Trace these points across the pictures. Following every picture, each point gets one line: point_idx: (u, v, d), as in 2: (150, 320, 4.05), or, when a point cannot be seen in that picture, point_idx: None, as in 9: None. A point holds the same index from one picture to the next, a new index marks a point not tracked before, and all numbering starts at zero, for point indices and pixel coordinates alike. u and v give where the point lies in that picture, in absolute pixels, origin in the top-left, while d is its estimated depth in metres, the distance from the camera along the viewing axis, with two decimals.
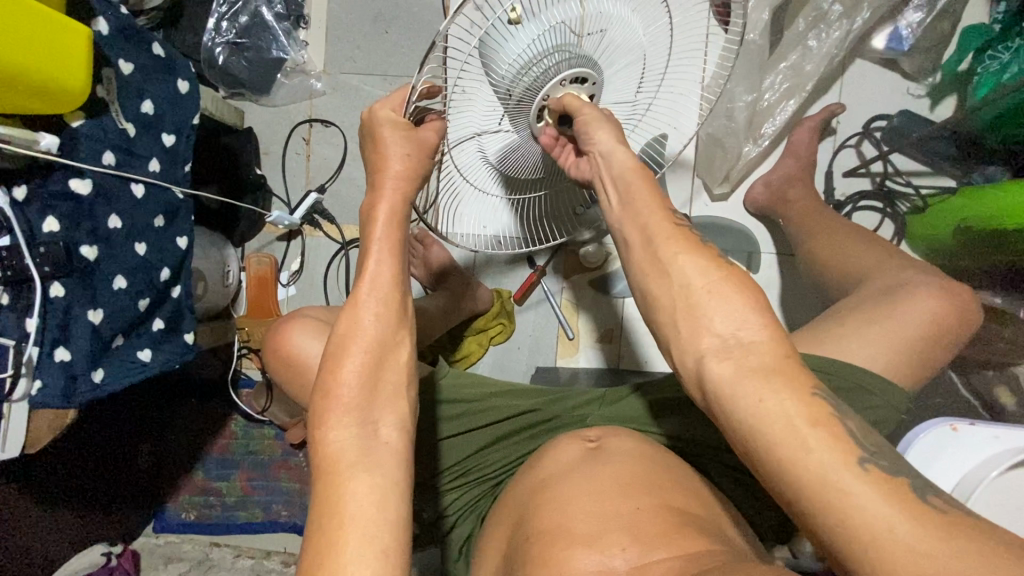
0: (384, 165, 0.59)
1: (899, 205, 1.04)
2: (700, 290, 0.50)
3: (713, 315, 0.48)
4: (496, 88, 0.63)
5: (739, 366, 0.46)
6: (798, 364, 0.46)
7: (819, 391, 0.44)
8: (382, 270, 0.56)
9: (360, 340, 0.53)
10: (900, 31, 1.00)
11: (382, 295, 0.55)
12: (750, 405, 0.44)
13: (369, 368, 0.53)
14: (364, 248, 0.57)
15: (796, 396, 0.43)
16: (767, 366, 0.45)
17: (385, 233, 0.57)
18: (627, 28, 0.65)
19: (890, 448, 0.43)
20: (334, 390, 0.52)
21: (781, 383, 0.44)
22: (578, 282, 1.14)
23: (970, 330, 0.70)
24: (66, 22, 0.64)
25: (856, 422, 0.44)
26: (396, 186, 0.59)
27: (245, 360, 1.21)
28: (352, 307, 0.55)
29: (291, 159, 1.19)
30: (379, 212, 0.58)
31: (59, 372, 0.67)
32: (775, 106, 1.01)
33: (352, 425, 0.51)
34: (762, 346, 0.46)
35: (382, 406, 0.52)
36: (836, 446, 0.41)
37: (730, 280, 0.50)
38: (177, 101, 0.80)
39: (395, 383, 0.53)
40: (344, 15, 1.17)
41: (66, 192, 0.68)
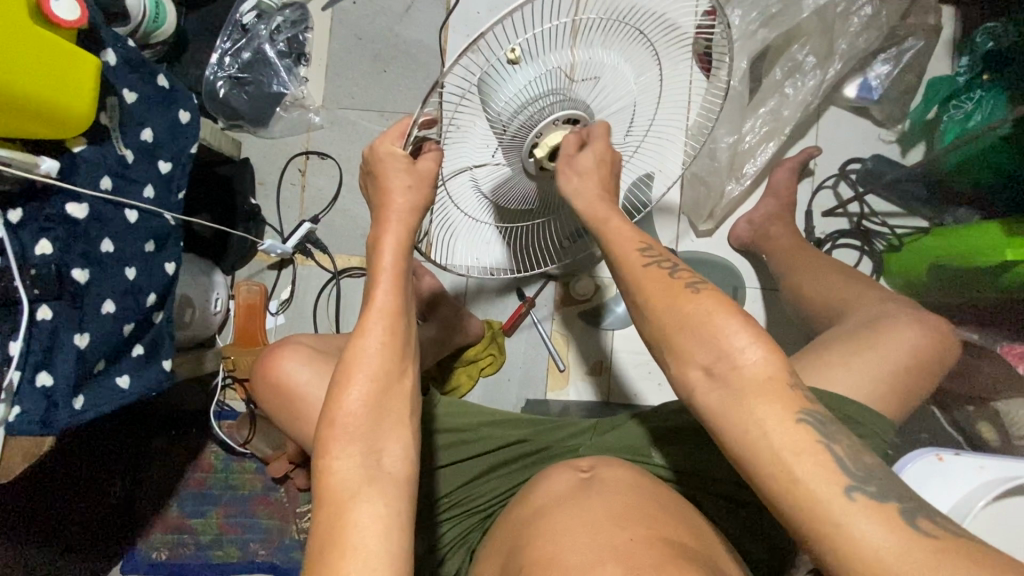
0: (389, 201, 0.61)
1: (876, 243, 1.09)
2: (692, 314, 0.51)
3: (700, 339, 0.49)
4: (492, 122, 0.65)
5: (720, 396, 0.47)
6: (790, 390, 0.46)
7: (807, 417, 0.45)
8: (388, 300, 0.56)
9: (365, 368, 0.53)
10: (869, 81, 1.07)
11: (388, 322, 0.55)
12: (737, 436, 0.45)
13: (375, 396, 0.52)
14: (371, 278, 0.58)
15: (782, 422, 0.44)
16: (751, 391, 0.46)
17: (393, 264, 0.58)
18: (620, 75, 0.68)
19: (879, 470, 0.43)
20: (340, 418, 0.51)
21: (765, 408, 0.45)
22: (568, 313, 1.16)
23: (948, 362, 0.72)
24: (76, 53, 0.66)
25: (842, 445, 0.44)
26: (398, 224, 0.61)
27: (228, 391, 1.18)
28: (359, 335, 0.54)
29: (286, 189, 1.20)
30: (386, 248, 0.59)
31: (40, 397, 0.66)
32: (756, 148, 1.05)
33: (356, 453, 0.50)
34: (749, 367, 0.47)
35: (386, 435, 0.52)
36: (824, 472, 0.42)
37: (719, 303, 0.51)
38: (176, 130, 0.81)
39: (399, 412, 0.53)
40: (344, 53, 1.21)
41: (63, 216, 0.68)
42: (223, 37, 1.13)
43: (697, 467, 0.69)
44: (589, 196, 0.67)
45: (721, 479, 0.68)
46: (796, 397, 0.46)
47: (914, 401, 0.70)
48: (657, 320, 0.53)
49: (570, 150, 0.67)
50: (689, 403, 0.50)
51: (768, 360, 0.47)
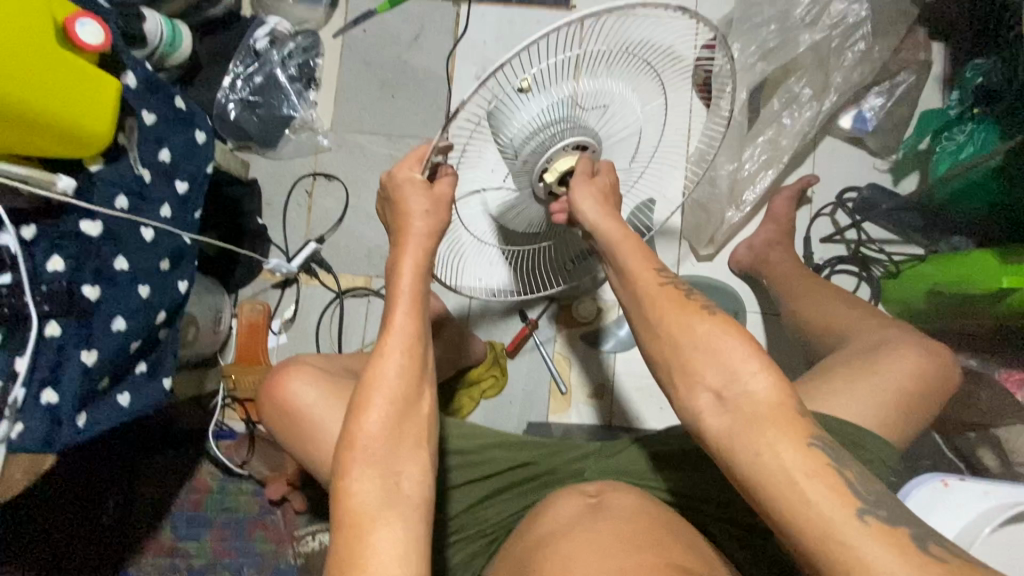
0: (408, 226, 0.62)
1: (873, 269, 1.10)
2: (702, 336, 0.52)
3: (713, 361, 0.50)
4: (503, 149, 0.67)
5: (732, 419, 0.47)
6: (797, 415, 0.47)
7: (817, 442, 0.45)
8: (407, 323, 0.57)
9: (385, 392, 0.54)
10: (864, 113, 1.11)
11: (406, 346, 0.56)
12: (749, 459, 0.45)
13: (394, 419, 0.54)
14: (389, 301, 0.59)
15: (794, 445, 0.45)
16: (763, 414, 0.47)
17: (411, 288, 0.60)
18: (627, 104, 0.70)
19: (888, 495, 0.44)
20: (359, 441, 0.52)
21: (777, 432, 0.45)
22: (571, 336, 1.16)
23: (950, 389, 0.73)
24: (98, 75, 0.67)
25: (852, 470, 0.44)
26: (416, 247, 0.62)
27: (228, 411, 1.16)
28: (378, 358, 0.56)
29: (293, 210, 1.22)
30: (405, 271, 0.60)
31: (43, 414, 0.66)
32: (755, 175, 1.08)
33: (375, 476, 0.51)
34: (759, 393, 0.48)
35: (404, 458, 0.53)
36: (837, 497, 0.42)
37: (728, 328, 0.52)
38: (193, 150, 0.83)
39: (417, 435, 0.54)
40: (354, 79, 1.24)
41: (76, 233, 0.69)
42: (236, 61, 1.15)
43: (702, 491, 0.69)
44: (594, 216, 0.67)
45: (727, 503, 0.68)
46: (805, 421, 0.47)
47: (917, 427, 0.71)
48: (669, 339, 0.54)
49: (582, 176, 0.69)
50: (697, 428, 0.50)
51: (776, 386, 0.48)
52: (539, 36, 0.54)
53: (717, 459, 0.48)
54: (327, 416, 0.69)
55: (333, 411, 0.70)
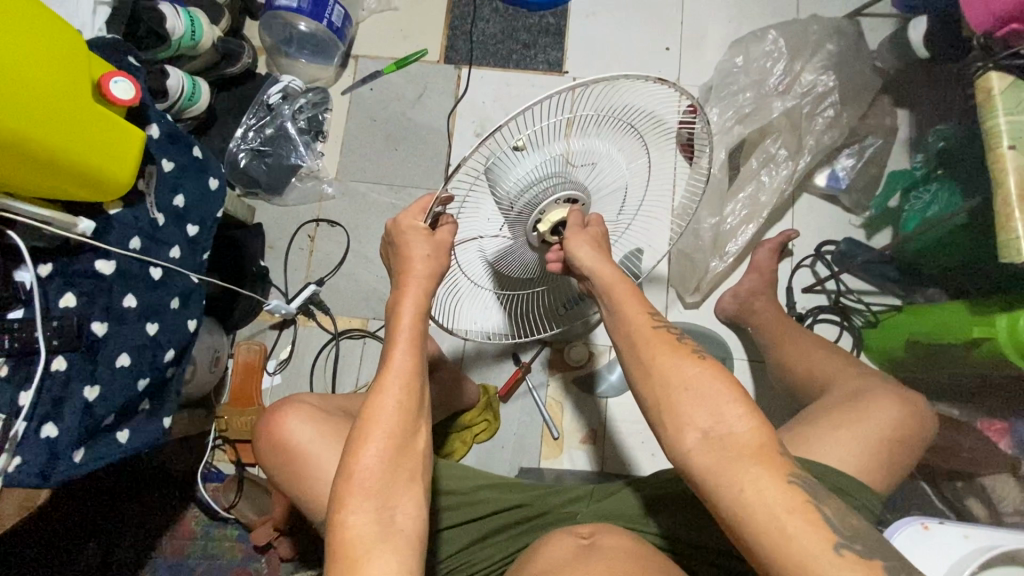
0: (410, 269, 0.65)
1: (854, 319, 1.14)
2: (692, 378, 0.55)
3: (699, 400, 0.53)
4: (500, 201, 0.72)
5: (717, 456, 0.50)
6: (776, 453, 0.49)
7: (797, 478, 0.48)
8: (406, 360, 0.60)
9: (382, 426, 0.56)
10: (836, 172, 1.19)
11: (404, 382, 0.58)
12: (732, 495, 0.47)
13: (390, 454, 0.55)
14: (389, 339, 0.62)
15: (775, 482, 0.47)
16: (744, 451, 0.49)
17: (411, 327, 0.63)
18: (615, 162, 0.76)
19: (864, 530, 0.46)
20: (357, 474, 0.54)
21: (759, 469, 0.48)
22: (564, 380, 1.18)
23: (928, 434, 0.75)
24: (125, 126, 0.72)
25: (830, 506, 0.47)
26: (416, 290, 0.65)
27: (217, 452, 1.16)
28: (377, 394, 0.57)
29: (295, 253, 1.26)
30: (406, 312, 0.63)
31: (42, 449, 0.67)
32: (737, 229, 1.13)
33: (371, 510, 0.52)
34: (743, 433, 0.50)
35: (399, 493, 0.54)
36: (816, 532, 0.44)
37: (713, 372, 0.55)
38: (204, 196, 0.88)
39: (412, 470, 0.56)
40: (359, 132, 1.32)
41: (90, 271, 0.72)
42: (248, 114, 1.22)
43: (693, 534, 0.69)
44: (594, 262, 0.69)
45: (720, 548, 0.68)
46: (787, 462, 0.49)
47: (900, 472, 0.72)
48: (659, 379, 0.56)
49: (575, 226, 0.73)
50: (685, 466, 0.52)
51: (758, 428, 0.51)
52: (533, 104, 0.60)
53: (704, 498, 0.50)
54: (322, 453, 0.71)
55: (327, 448, 0.71)
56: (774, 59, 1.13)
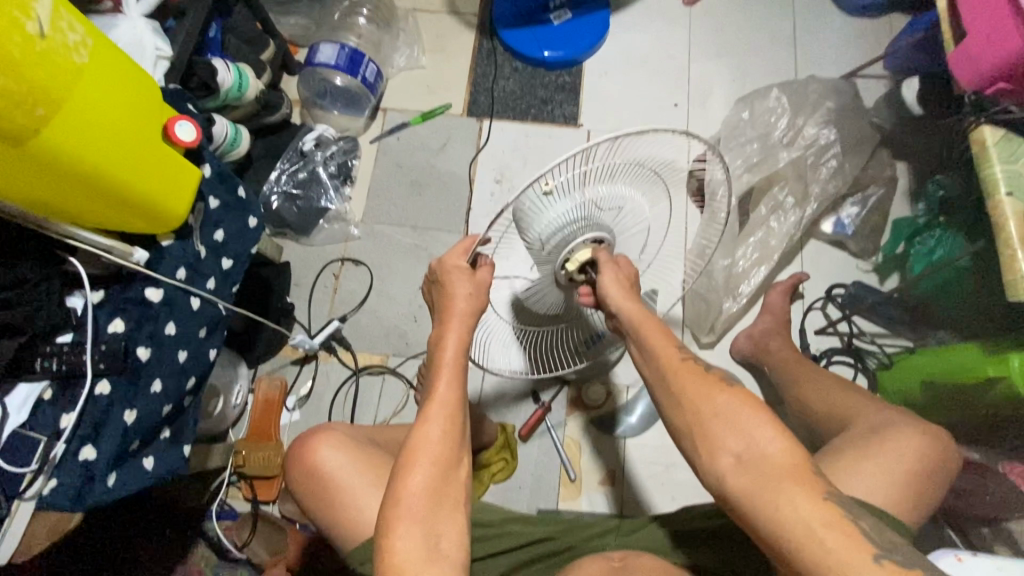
0: (452, 305, 0.68)
1: (868, 361, 1.17)
2: (721, 406, 0.57)
3: (730, 427, 0.55)
4: (531, 242, 0.76)
5: (754, 478, 0.51)
6: (811, 472, 0.51)
7: (831, 496, 0.49)
8: (450, 390, 0.62)
9: (428, 454, 0.57)
10: (842, 221, 1.23)
11: (448, 412, 0.60)
12: (769, 514, 0.49)
13: (436, 481, 0.56)
14: (433, 371, 0.64)
15: (811, 500, 0.48)
16: (778, 470, 0.51)
17: (453, 359, 0.65)
18: (638, 206, 0.81)
19: (903, 545, 0.47)
20: (404, 499, 0.55)
21: (793, 488, 0.49)
22: (582, 420, 1.19)
23: (952, 468, 0.76)
24: (184, 165, 0.78)
25: (867, 521, 0.47)
26: (459, 326, 0.68)
27: (232, 488, 1.15)
28: (422, 423, 0.59)
29: (319, 290, 1.30)
30: (449, 345, 0.66)
31: (79, 472, 0.68)
32: (749, 271, 1.17)
33: (418, 534, 0.53)
34: (775, 455, 0.52)
35: (444, 519, 0.55)
36: (854, 544, 0.45)
37: (744, 400, 0.57)
38: (244, 233, 0.93)
39: (455, 498, 0.57)
40: (385, 178, 1.39)
41: (140, 298, 0.76)
42: (283, 160, 1.30)
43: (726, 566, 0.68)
44: (624, 303, 0.74)
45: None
46: (821, 480, 0.50)
47: (927, 507, 0.72)
48: (692, 410, 0.58)
49: (604, 265, 0.77)
50: (722, 491, 0.53)
51: (790, 448, 0.52)
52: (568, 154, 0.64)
53: (742, 521, 0.51)
54: (355, 482, 0.72)
55: (361, 478, 0.72)
56: (778, 114, 1.21)
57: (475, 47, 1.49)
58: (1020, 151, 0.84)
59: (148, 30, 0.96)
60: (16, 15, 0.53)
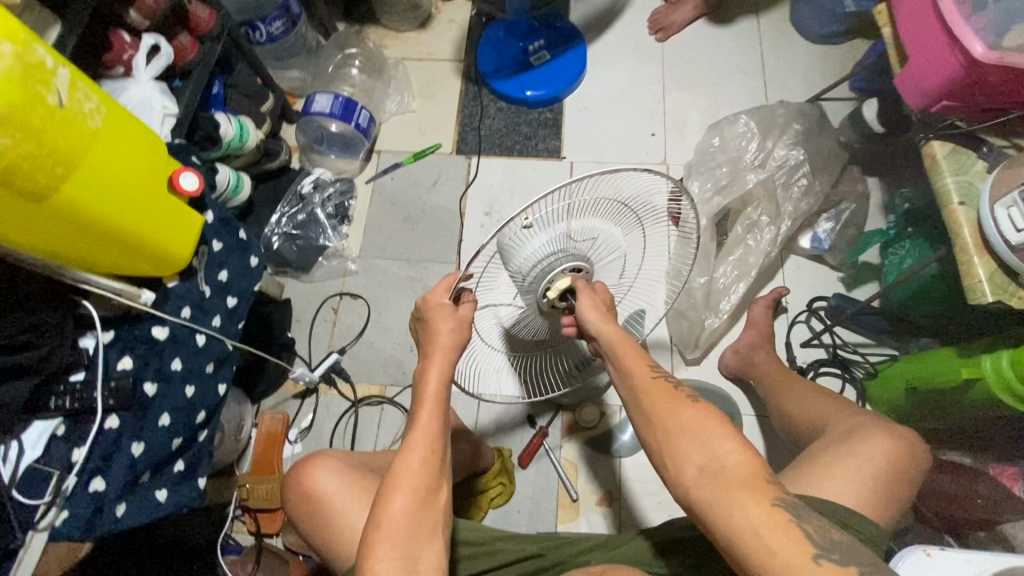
0: (435, 338, 0.73)
1: (855, 370, 1.20)
2: (689, 422, 0.60)
3: (696, 442, 0.58)
4: (514, 274, 0.80)
5: (713, 489, 0.54)
6: (763, 479, 0.54)
7: (780, 501, 0.52)
8: (431, 421, 0.66)
9: (409, 480, 0.61)
10: (818, 236, 1.27)
11: (429, 440, 0.64)
12: (724, 521, 0.52)
13: (415, 506, 0.60)
14: (416, 402, 0.68)
15: (761, 507, 0.51)
16: (736, 480, 0.54)
17: (435, 390, 0.69)
18: (613, 236, 0.85)
19: (845, 544, 0.50)
20: (385, 523, 0.59)
21: (746, 494, 0.52)
22: (577, 441, 1.21)
23: (923, 469, 0.78)
24: (187, 212, 0.84)
25: (813, 524, 0.51)
26: (440, 358, 0.72)
27: (238, 522, 1.18)
28: (405, 450, 0.63)
29: (319, 324, 1.35)
30: (431, 376, 0.70)
31: (89, 502, 0.73)
32: (730, 288, 1.22)
33: (396, 556, 0.57)
34: (734, 466, 0.55)
35: (422, 542, 0.59)
36: (796, 548, 0.48)
37: (709, 414, 0.60)
38: (246, 272, 0.99)
39: (434, 522, 0.60)
40: (380, 215, 1.46)
41: (148, 336, 0.82)
42: (284, 203, 1.39)
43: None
44: (604, 328, 0.75)
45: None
46: (773, 488, 0.53)
47: (900, 506, 0.75)
48: (660, 425, 0.61)
49: (582, 293, 0.80)
50: (686, 499, 0.57)
51: (748, 459, 0.55)
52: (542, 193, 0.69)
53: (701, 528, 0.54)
54: (349, 504, 0.75)
55: (353, 499, 0.76)
56: (748, 139, 1.27)
57: (462, 90, 1.58)
58: (970, 163, 0.89)
59: (155, 91, 1.05)
60: (40, 89, 0.60)
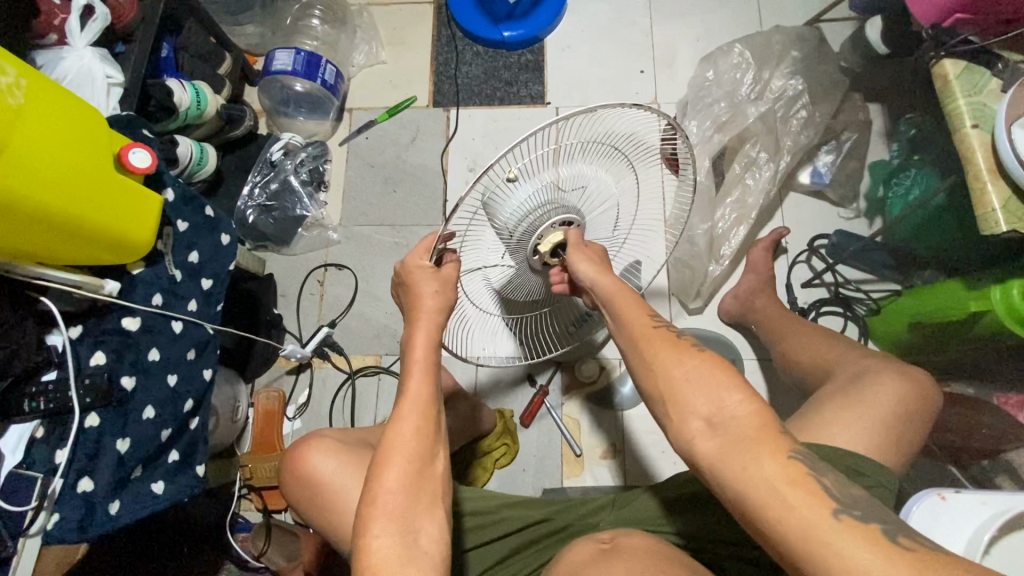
0: (420, 303, 0.69)
1: (857, 308, 1.16)
2: (691, 370, 0.55)
3: (700, 393, 0.53)
4: (499, 232, 0.75)
5: (723, 442, 0.50)
6: (776, 431, 0.50)
7: (797, 454, 0.48)
8: (421, 389, 0.62)
9: (403, 452, 0.58)
10: (818, 169, 1.22)
11: (421, 409, 0.61)
12: (736, 475, 0.48)
13: (411, 479, 0.57)
14: (405, 370, 0.65)
15: (777, 459, 0.47)
16: (748, 434, 0.49)
17: (424, 356, 0.66)
18: (604, 184, 0.79)
19: (865, 499, 0.46)
20: (380, 498, 0.56)
21: (761, 450, 0.48)
22: (577, 397, 1.20)
23: (933, 407, 0.76)
24: (143, 192, 0.78)
25: (830, 477, 0.47)
26: (429, 322, 0.68)
27: (244, 501, 1.17)
28: (396, 421, 0.60)
29: (306, 298, 1.31)
30: (419, 342, 0.67)
31: (80, 503, 0.70)
32: (729, 232, 1.17)
33: (395, 533, 0.54)
34: (742, 416, 0.51)
35: (422, 516, 0.56)
36: (815, 501, 0.45)
37: (713, 364, 0.55)
38: (218, 251, 0.93)
39: (432, 493, 0.58)
40: (358, 179, 1.38)
41: (118, 328, 0.77)
42: (254, 172, 1.29)
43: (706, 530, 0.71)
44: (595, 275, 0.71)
45: (735, 543, 0.69)
46: (786, 439, 0.49)
47: (911, 447, 0.73)
48: (663, 374, 0.57)
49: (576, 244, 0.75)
50: (691, 453, 0.52)
51: (761, 411, 0.51)
52: (524, 139, 0.63)
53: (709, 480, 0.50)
54: (348, 480, 0.74)
55: (352, 478, 0.74)
56: (743, 70, 1.19)
57: (434, 36, 1.47)
58: (983, 82, 0.83)
59: (94, 58, 0.95)
60: None
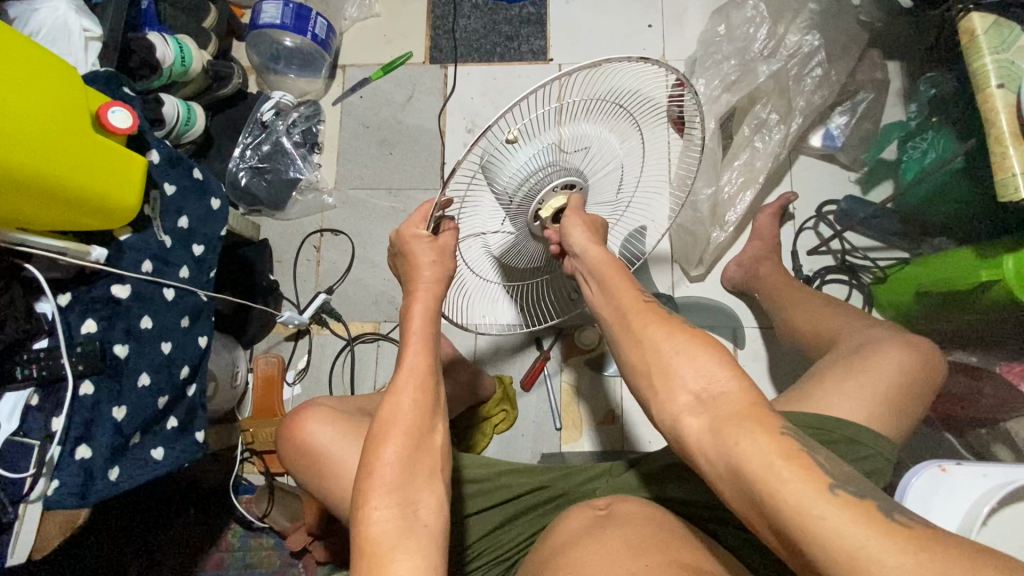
0: (416, 274, 0.67)
1: (862, 276, 1.14)
2: (682, 343, 0.54)
3: (692, 357, 0.53)
4: (499, 197, 0.72)
5: (711, 417, 0.49)
6: (765, 409, 0.49)
7: (787, 430, 0.47)
8: (419, 360, 0.62)
9: (400, 424, 0.58)
10: (831, 131, 1.18)
11: (419, 381, 0.60)
12: (731, 452, 0.46)
13: (409, 451, 0.57)
14: (402, 342, 0.64)
15: (770, 437, 0.46)
16: (736, 410, 0.49)
17: (421, 327, 0.64)
18: (607, 144, 0.75)
19: (857, 476, 0.45)
20: (377, 470, 0.55)
21: (753, 427, 0.47)
22: (576, 363, 1.20)
23: (937, 379, 0.75)
24: (126, 154, 0.75)
25: (822, 455, 0.46)
26: (425, 293, 0.66)
27: (247, 464, 1.18)
28: (393, 393, 0.59)
29: (303, 264, 1.29)
30: (416, 313, 0.65)
31: (78, 471, 0.70)
32: (735, 197, 1.13)
33: (393, 505, 0.54)
34: (730, 394, 0.50)
35: (420, 488, 0.56)
36: (806, 475, 0.43)
37: (695, 337, 0.55)
38: (208, 216, 0.90)
39: (431, 466, 0.58)
40: (353, 140, 1.34)
41: (108, 296, 0.75)
42: (246, 133, 1.25)
43: (693, 496, 0.71)
44: (589, 248, 0.68)
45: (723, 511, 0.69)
46: (776, 421, 0.48)
47: (912, 415, 0.73)
48: (651, 345, 0.55)
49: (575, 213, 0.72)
50: (676, 432, 0.52)
51: (745, 388, 0.50)
52: (522, 97, 0.59)
53: (698, 458, 0.49)
54: (347, 450, 0.73)
55: (351, 447, 0.74)
56: (757, 24, 1.12)
57: None
58: (1011, 40, 0.78)
59: (69, 8, 0.88)
60: None
